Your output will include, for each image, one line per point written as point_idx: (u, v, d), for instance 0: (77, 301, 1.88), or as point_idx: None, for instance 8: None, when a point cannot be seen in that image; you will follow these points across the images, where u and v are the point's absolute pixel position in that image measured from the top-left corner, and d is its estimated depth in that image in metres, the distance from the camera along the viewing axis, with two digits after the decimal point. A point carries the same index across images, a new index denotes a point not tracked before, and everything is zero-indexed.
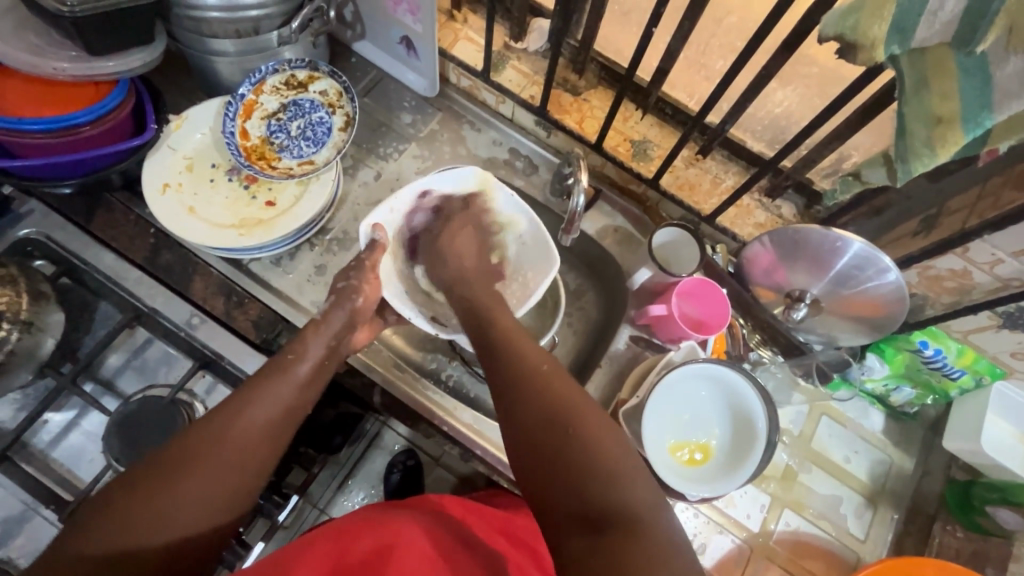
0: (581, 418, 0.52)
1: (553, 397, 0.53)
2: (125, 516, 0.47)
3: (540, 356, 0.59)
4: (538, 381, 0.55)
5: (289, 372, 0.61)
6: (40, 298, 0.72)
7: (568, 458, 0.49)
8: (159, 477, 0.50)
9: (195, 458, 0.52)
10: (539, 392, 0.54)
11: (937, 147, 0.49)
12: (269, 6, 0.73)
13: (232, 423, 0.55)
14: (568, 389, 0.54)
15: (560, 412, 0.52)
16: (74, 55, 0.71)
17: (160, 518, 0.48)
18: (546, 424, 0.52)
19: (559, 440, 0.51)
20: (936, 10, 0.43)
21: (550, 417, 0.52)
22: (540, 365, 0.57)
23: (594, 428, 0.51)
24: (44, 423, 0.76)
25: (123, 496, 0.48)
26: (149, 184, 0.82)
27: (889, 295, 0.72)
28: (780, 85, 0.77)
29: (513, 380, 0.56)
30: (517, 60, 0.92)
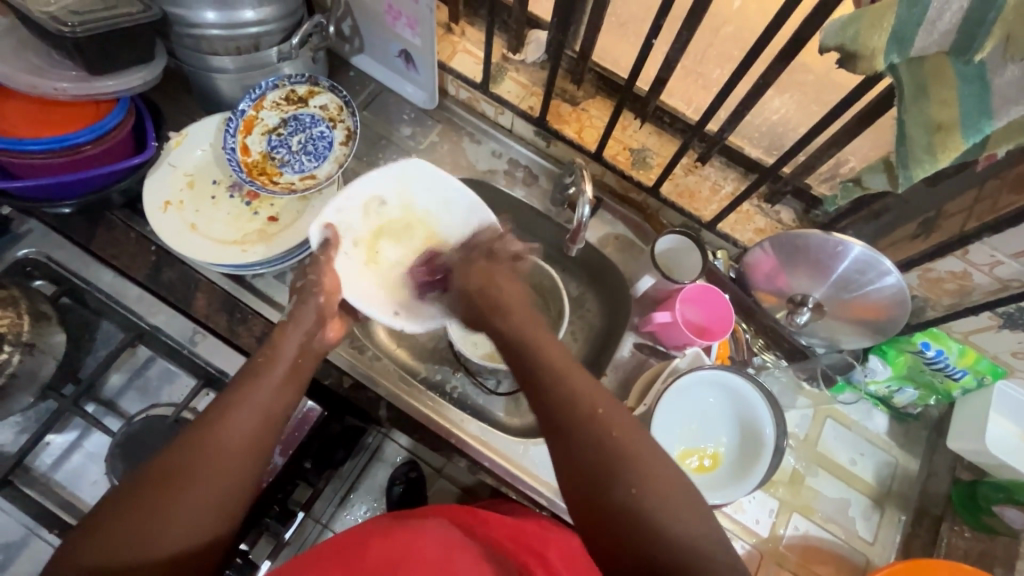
0: (632, 458, 0.49)
1: (612, 444, 0.50)
2: (109, 535, 0.47)
3: (596, 392, 0.54)
4: (598, 425, 0.51)
5: (268, 377, 0.60)
6: (42, 319, 0.71)
7: (629, 506, 0.47)
8: (148, 493, 0.49)
9: (182, 471, 0.50)
10: (590, 430, 0.51)
11: (938, 153, 0.49)
12: (267, 23, 0.75)
13: (221, 430, 0.54)
14: (619, 420, 0.52)
15: (609, 448, 0.50)
16: (75, 74, 0.71)
17: (164, 532, 0.48)
18: (598, 466, 0.49)
19: (622, 492, 0.48)
20: (934, 20, 0.43)
21: (599, 453, 0.50)
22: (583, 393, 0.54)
23: (665, 481, 0.48)
24: (46, 445, 0.75)
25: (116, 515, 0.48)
26: (150, 203, 0.81)
27: (890, 298, 0.73)
28: (777, 92, 0.79)
29: (557, 410, 0.53)
30: (515, 72, 0.93)
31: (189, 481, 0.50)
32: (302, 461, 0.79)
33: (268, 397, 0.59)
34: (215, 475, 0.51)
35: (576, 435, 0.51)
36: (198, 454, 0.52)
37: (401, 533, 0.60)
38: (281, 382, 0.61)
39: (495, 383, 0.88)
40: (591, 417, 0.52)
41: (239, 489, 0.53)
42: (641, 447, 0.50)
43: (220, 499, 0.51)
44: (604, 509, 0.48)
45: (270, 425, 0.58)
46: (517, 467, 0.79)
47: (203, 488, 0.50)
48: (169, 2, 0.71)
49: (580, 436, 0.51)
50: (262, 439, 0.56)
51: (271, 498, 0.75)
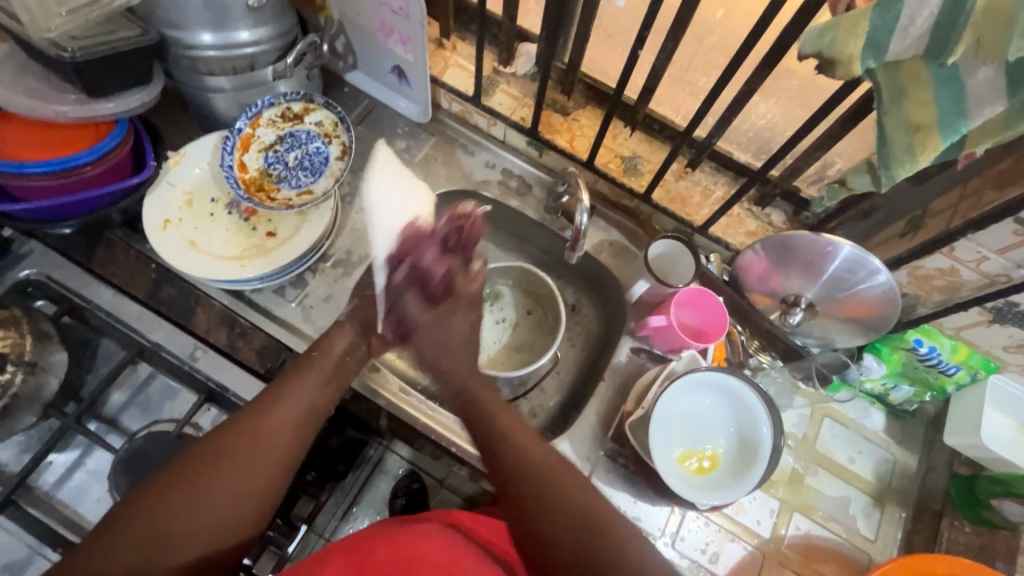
0: (599, 530, 0.55)
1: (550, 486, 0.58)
2: (156, 511, 0.51)
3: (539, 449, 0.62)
4: (532, 473, 0.59)
5: (314, 371, 0.65)
6: (43, 338, 0.72)
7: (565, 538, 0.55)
8: (194, 475, 0.53)
9: (230, 456, 0.55)
10: (547, 484, 0.58)
11: (918, 153, 0.51)
12: (262, 43, 0.77)
13: (255, 432, 0.58)
14: (582, 488, 0.58)
15: (583, 513, 0.56)
16: (74, 98, 0.72)
17: (185, 531, 0.51)
18: (562, 535, 0.55)
19: (556, 529, 0.56)
20: (907, 26, 0.45)
21: (570, 523, 0.55)
22: (552, 461, 0.60)
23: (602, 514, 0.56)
24: (48, 464, 0.76)
25: (136, 510, 0.51)
26: (150, 220, 0.82)
27: (881, 296, 0.74)
28: (762, 98, 0.80)
29: (519, 472, 0.59)
30: (506, 84, 0.95)
31: (236, 469, 0.55)
32: None
33: (307, 395, 0.63)
34: (240, 475, 0.55)
35: (541, 505, 0.57)
36: (229, 452, 0.56)
37: (406, 540, 0.60)
38: (326, 378, 0.65)
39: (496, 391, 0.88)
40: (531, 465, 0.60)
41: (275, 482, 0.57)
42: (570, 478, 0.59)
43: (243, 498, 0.55)
44: (547, 541, 0.56)
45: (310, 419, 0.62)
46: None
47: (226, 489, 0.54)
48: (166, 25, 0.73)
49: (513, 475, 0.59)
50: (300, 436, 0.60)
51: None
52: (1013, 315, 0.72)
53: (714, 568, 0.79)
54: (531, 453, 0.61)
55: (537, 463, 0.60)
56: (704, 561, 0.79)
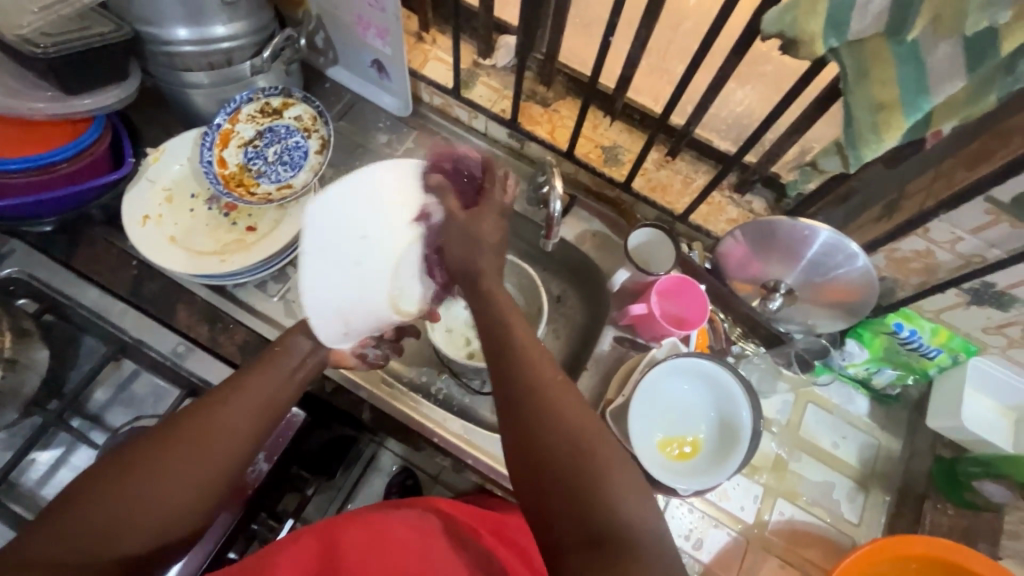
0: (594, 458, 0.47)
1: (553, 411, 0.50)
2: (103, 495, 0.49)
3: (548, 366, 0.53)
4: (538, 396, 0.51)
5: (278, 364, 0.64)
6: (24, 336, 0.72)
7: (569, 470, 0.47)
8: (145, 461, 0.52)
9: (183, 443, 0.54)
10: (549, 412, 0.50)
11: (883, 132, 0.51)
12: (239, 38, 0.77)
13: (208, 424, 0.56)
14: (583, 413, 0.50)
15: (575, 441, 0.48)
16: (50, 94, 0.72)
17: (125, 523, 0.49)
18: (557, 464, 0.48)
19: (568, 458, 0.48)
20: (866, 3, 0.45)
21: (565, 451, 0.48)
22: (551, 382, 0.52)
23: (604, 449, 0.48)
24: (32, 461, 0.76)
25: (78, 497, 0.49)
26: (130, 216, 0.82)
27: (859, 280, 0.74)
28: (738, 85, 0.83)
29: (525, 389, 0.52)
30: (486, 76, 0.95)
31: (189, 456, 0.54)
32: (291, 467, 0.79)
33: (268, 386, 0.62)
34: (186, 467, 0.53)
35: (543, 430, 0.49)
36: (179, 442, 0.54)
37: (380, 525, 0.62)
38: (289, 371, 0.64)
39: (480, 383, 0.88)
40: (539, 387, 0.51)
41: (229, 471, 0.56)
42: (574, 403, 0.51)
43: (189, 490, 0.53)
44: (552, 470, 0.48)
45: (271, 411, 0.61)
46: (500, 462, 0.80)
47: (173, 479, 0.52)
48: (140, 22, 0.73)
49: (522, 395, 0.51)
50: (259, 429, 0.59)
51: (258, 504, 0.75)
52: (989, 295, 0.72)
53: (698, 554, 0.80)
54: (535, 368, 0.53)
55: (539, 391, 0.51)
56: (687, 548, 0.79)
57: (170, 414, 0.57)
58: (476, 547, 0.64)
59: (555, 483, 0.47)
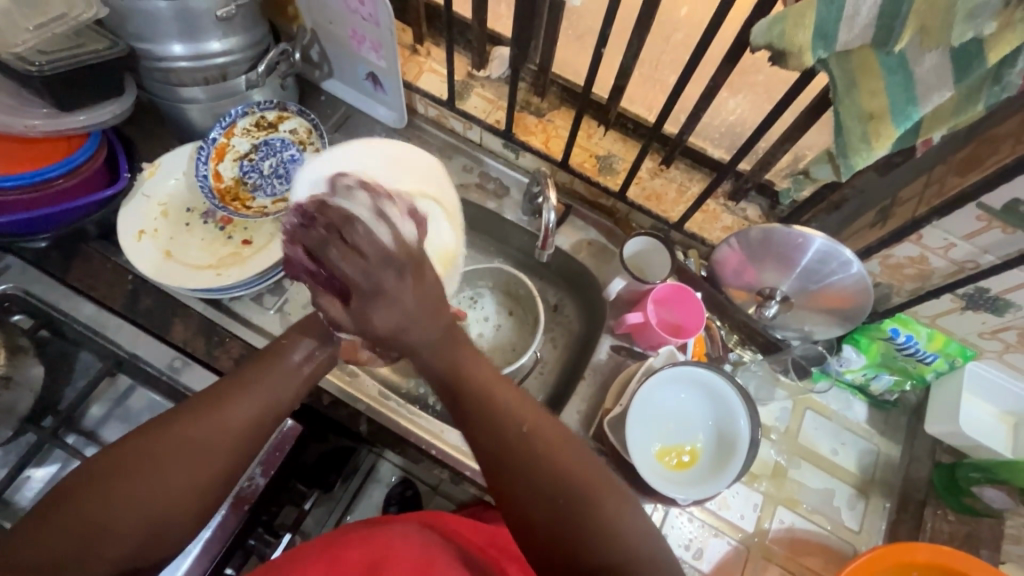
0: (588, 503, 0.50)
1: (541, 451, 0.52)
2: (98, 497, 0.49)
3: (532, 409, 0.55)
4: (529, 440, 0.53)
5: (280, 362, 0.63)
6: (19, 352, 0.72)
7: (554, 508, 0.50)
8: (140, 464, 0.51)
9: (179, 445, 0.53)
10: (536, 452, 0.52)
11: (873, 141, 0.52)
12: (234, 53, 0.78)
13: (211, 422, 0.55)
14: (576, 460, 0.52)
15: (569, 487, 0.51)
16: (45, 111, 0.73)
17: (124, 517, 0.49)
18: (550, 509, 0.50)
19: (553, 500, 0.50)
20: (852, 15, 0.45)
21: (557, 497, 0.50)
22: (538, 433, 0.53)
23: (600, 489, 0.51)
24: (27, 479, 0.75)
25: (75, 493, 0.49)
26: (125, 232, 0.82)
27: (853, 287, 0.74)
28: (730, 93, 0.81)
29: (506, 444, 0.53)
30: (480, 88, 0.95)
31: (184, 461, 0.53)
32: (289, 480, 0.79)
33: (269, 388, 0.60)
34: (179, 470, 0.52)
35: (533, 480, 0.51)
36: (184, 438, 0.53)
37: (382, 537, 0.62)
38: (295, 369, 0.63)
39: None
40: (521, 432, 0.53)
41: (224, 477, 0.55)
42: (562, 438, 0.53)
43: (183, 499, 0.52)
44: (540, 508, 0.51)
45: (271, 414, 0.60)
46: None
47: (172, 478, 0.52)
48: (135, 39, 0.73)
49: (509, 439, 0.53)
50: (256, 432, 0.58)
51: (254, 520, 0.74)
52: (984, 300, 0.72)
53: (699, 564, 0.79)
54: (510, 419, 0.54)
55: (517, 436, 0.53)
56: (688, 557, 0.79)
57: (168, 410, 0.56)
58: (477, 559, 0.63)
59: (552, 527, 0.50)
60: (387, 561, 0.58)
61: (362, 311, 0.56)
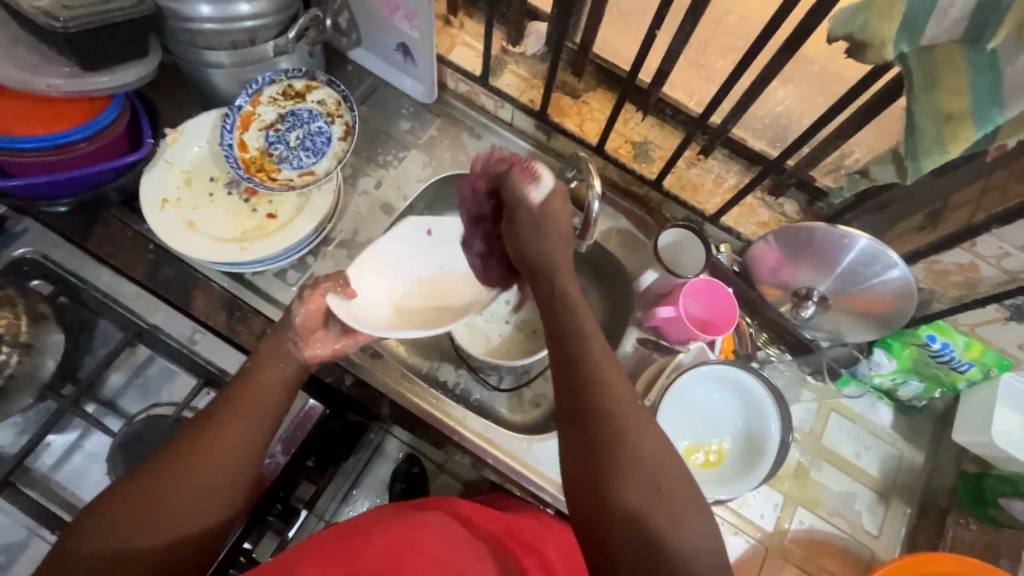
0: (636, 471, 0.46)
1: (622, 427, 0.48)
2: (115, 523, 0.47)
3: (619, 382, 0.50)
4: (617, 419, 0.48)
5: (276, 363, 0.61)
6: (40, 319, 0.70)
7: (625, 496, 0.46)
8: (154, 481, 0.49)
9: (191, 457, 0.51)
10: (615, 434, 0.47)
11: (948, 144, 0.49)
12: (263, 17, 0.74)
13: (218, 428, 0.53)
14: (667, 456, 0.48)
15: (642, 475, 0.46)
16: (68, 71, 0.69)
17: (150, 529, 0.47)
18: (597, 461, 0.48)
19: (621, 493, 0.46)
20: (946, 8, 0.42)
21: (628, 478, 0.46)
22: (627, 412, 0.49)
23: (669, 479, 0.47)
24: (46, 446, 0.74)
25: (92, 523, 0.47)
26: (147, 199, 0.80)
27: (897, 291, 0.72)
28: (780, 84, 0.77)
29: (602, 410, 0.48)
30: (515, 64, 0.92)
31: (198, 468, 0.51)
32: (307, 458, 0.78)
33: (269, 386, 0.59)
34: (195, 482, 0.50)
35: (620, 461, 0.47)
36: (190, 446, 0.52)
37: (394, 527, 0.60)
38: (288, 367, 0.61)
39: (498, 379, 0.86)
40: (608, 410, 0.48)
41: (240, 477, 0.53)
42: (627, 407, 0.49)
43: (211, 501, 0.50)
44: (606, 503, 0.46)
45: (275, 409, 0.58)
46: (520, 463, 0.79)
47: (190, 487, 0.50)
48: None
49: (591, 420, 0.49)
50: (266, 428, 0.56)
51: (272, 495, 0.74)
52: None
53: None
54: (606, 381, 0.50)
55: (604, 410, 0.49)
56: None
57: (179, 432, 0.54)
58: (495, 551, 0.63)
59: (616, 519, 0.45)
60: (405, 556, 0.56)
61: (517, 240, 0.60)
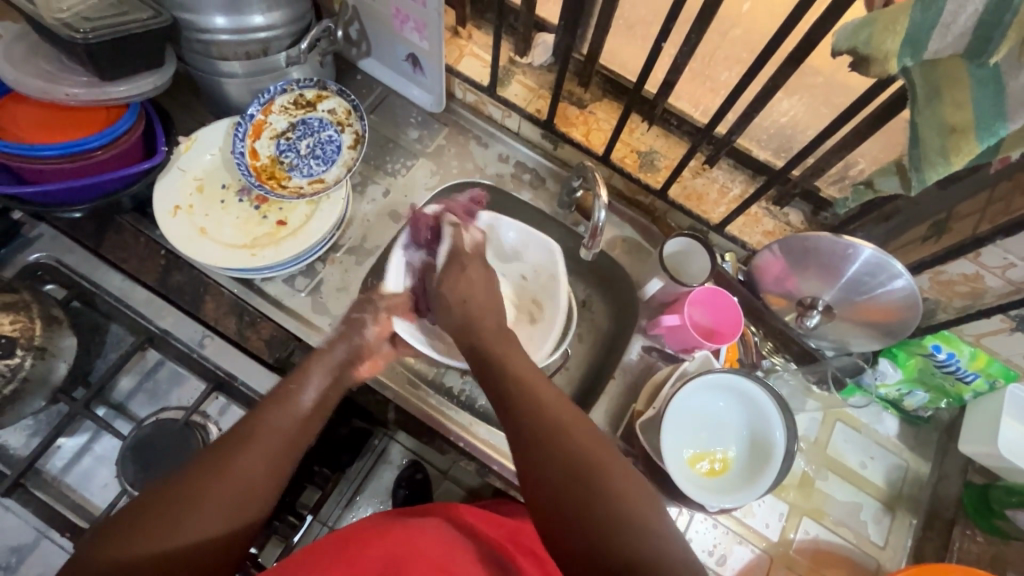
0: (579, 469, 0.48)
1: (565, 435, 0.51)
2: (146, 525, 0.47)
3: (558, 402, 0.54)
4: (558, 430, 0.51)
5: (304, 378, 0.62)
6: (53, 323, 0.71)
7: (574, 497, 0.47)
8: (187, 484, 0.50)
9: (224, 460, 0.52)
10: (558, 443, 0.50)
11: (952, 156, 0.49)
12: (277, 28, 0.75)
13: (251, 434, 0.55)
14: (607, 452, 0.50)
15: (589, 472, 0.48)
16: (86, 80, 0.71)
17: (180, 530, 0.48)
18: (577, 508, 0.46)
19: (575, 493, 0.47)
20: (948, 24, 0.43)
21: (573, 478, 0.48)
22: (570, 422, 0.52)
23: (618, 476, 0.48)
24: (57, 448, 0.75)
25: (126, 525, 0.47)
26: (160, 207, 0.82)
27: (902, 301, 0.72)
28: (785, 95, 0.78)
29: (543, 425, 0.52)
30: (522, 75, 0.93)
31: (231, 471, 0.51)
32: None
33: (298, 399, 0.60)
34: (226, 484, 0.51)
35: (561, 462, 0.49)
36: (224, 451, 0.53)
37: (398, 532, 0.61)
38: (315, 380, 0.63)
39: None
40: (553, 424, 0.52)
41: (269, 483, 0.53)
42: (569, 417, 0.52)
43: (237, 505, 0.51)
44: (563, 510, 0.47)
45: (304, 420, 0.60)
46: None
47: (221, 489, 0.50)
48: (178, 7, 0.72)
49: (533, 438, 0.51)
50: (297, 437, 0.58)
51: None
52: None
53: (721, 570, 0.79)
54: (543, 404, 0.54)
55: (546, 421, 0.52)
56: (711, 563, 0.79)
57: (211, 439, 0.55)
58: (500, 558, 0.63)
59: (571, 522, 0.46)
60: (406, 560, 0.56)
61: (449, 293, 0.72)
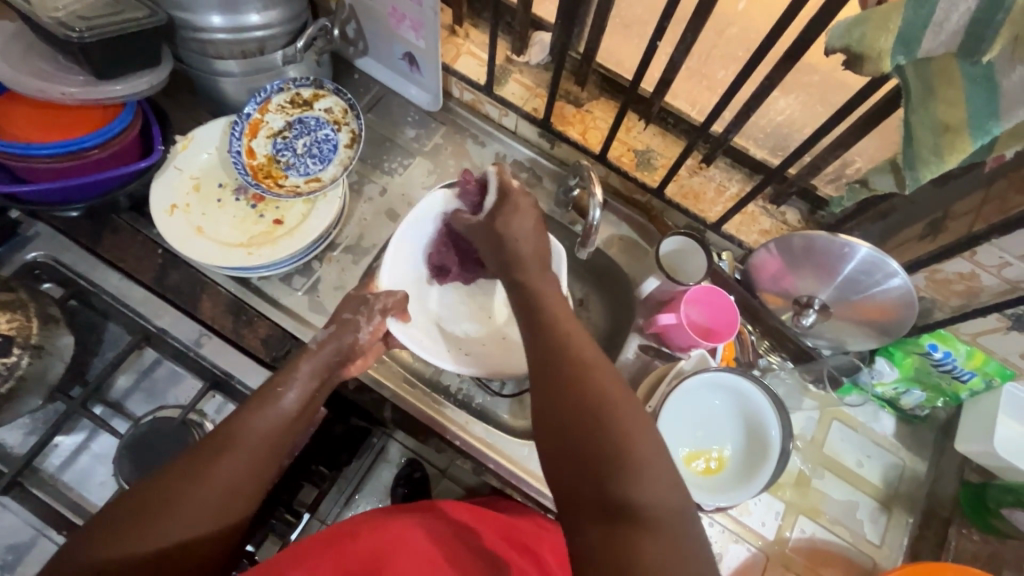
0: (595, 405, 0.47)
1: (585, 373, 0.50)
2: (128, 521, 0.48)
3: (585, 342, 0.53)
4: (582, 367, 0.50)
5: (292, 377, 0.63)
6: (50, 322, 0.71)
7: (585, 436, 0.46)
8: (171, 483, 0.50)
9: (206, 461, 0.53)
10: (577, 381, 0.49)
11: (946, 154, 0.49)
12: (272, 27, 0.76)
13: (234, 434, 0.55)
14: (623, 394, 0.48)
15: (598, 412, 0.47)
16: (82, 79, 0.71)
17: (162, 526, 0.48)
18: (587, 448, 0.46)
19: (587, 430, 0.46)
20: (941, 22, 0.43)
21: (586, 417, 0.47)
22: (592, 362, 0.51)
23: (628, 419, 0.46)
24: (54, 447, 0.75)
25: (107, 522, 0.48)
26: (156, 207, 0.82)
27: (898, 299, 0.72)
28: (782, 93, 0.79)
29: (565, 361, 0.51)
30: (519, 73, 0.93)
31: (216, 470, 0.52)
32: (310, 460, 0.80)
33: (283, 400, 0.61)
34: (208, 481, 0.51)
35: (575, 402, 0.48)
36: (206, 450, 0.53)
37: (388, 529, 0.62)
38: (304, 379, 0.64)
39: (500, 384, 0.84)
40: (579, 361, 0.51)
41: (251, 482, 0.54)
42: (594, 358, 0.51)
43: (218, 502, 0.51)
44: (573, 444, 0.47)
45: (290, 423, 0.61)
46: (520, 468, 0.80)
47: (203, 486, 0.51)
48: (173, 7, 0.72)
49: (553, 375, 0.51)
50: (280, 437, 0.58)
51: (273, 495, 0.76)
52: None
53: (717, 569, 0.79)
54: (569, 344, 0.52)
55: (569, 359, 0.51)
56: None
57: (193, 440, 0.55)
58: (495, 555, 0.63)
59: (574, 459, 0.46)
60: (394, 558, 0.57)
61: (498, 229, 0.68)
